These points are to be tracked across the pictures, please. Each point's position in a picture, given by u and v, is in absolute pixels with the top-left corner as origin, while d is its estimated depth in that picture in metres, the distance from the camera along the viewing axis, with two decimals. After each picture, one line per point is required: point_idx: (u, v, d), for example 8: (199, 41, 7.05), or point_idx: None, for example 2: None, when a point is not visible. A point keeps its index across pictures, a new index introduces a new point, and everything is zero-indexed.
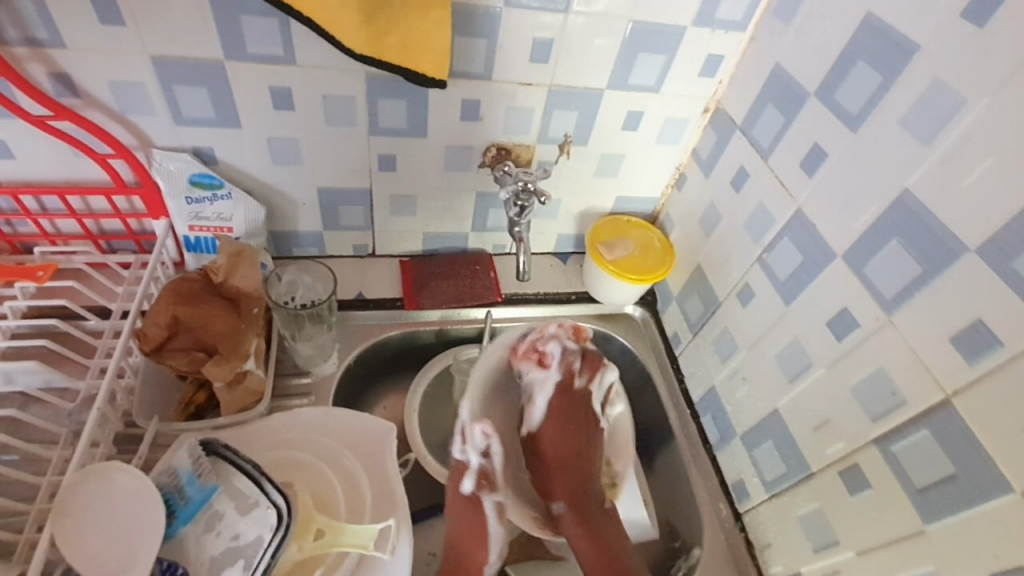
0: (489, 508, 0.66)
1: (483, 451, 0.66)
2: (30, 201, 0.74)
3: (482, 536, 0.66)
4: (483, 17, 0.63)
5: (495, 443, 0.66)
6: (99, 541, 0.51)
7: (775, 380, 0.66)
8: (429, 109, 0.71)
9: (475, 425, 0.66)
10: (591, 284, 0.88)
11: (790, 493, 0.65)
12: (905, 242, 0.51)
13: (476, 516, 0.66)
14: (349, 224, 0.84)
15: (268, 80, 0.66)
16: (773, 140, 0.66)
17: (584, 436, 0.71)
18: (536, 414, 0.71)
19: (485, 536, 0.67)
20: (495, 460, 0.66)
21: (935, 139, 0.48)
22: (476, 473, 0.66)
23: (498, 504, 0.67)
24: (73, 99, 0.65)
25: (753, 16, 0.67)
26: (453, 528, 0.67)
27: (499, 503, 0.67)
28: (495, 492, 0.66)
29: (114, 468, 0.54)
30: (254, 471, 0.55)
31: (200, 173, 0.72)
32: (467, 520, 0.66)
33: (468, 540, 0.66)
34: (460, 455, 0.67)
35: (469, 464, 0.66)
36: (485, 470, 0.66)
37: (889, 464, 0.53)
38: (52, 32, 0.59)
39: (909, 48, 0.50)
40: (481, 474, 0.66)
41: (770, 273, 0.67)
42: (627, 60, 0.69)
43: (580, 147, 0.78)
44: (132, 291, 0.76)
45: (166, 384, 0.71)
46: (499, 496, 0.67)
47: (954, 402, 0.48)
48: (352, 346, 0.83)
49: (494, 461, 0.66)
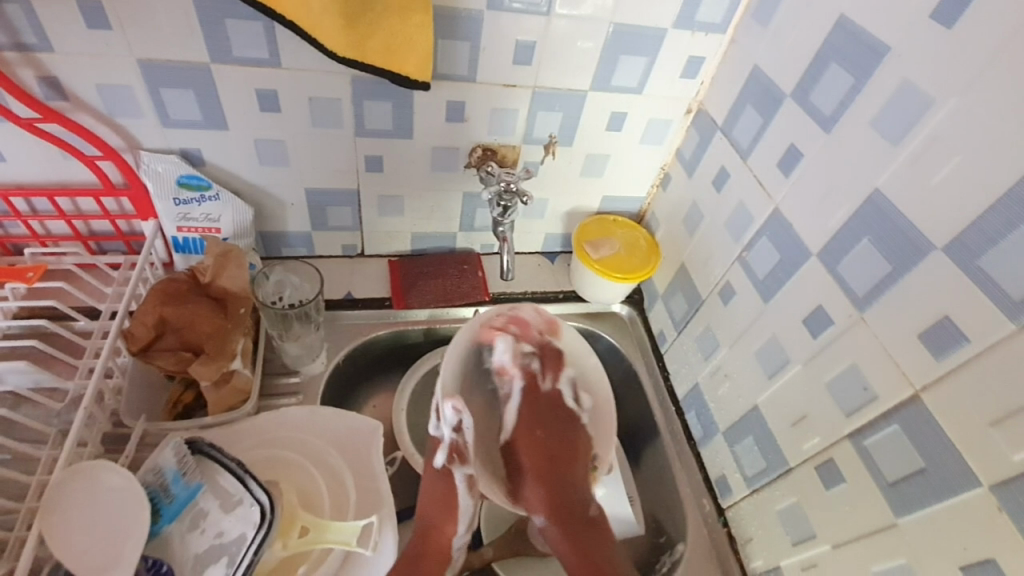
0: (461, 480, 0.64)
1: (455, 426, 0.64)
2: (19, 203, 0.74)
3: (450, 506, 0.63)
4: (467, 20, 0.64)
5: (467, 417, 0.64)
6: (84, 539, 0.51)
7: (756, 377, 0.67)
8: (414, 111, 0.72)
9: (448, 401, 0.63)
10: (578, 282, 0.89)
11: (770, 488, 0.66)
12: (876, 240, 0.52)
13: (446, 489, 0.63)
14: (337, 225, 0.85)
15: (254, 82, 0.67)
16: (752, 141, 0.67)
17: (569, 447, 0.66)
18: (508, 420, 0.68)
19: (454, 506, 0.63)
20: (467, 434, 0.64)
21: (904, 139, 0.49)
22: (448, 446, 0.63)
23: (469, 475, 0.64)
24: (60, 101, 0.65)
25: (734, 18, 0.68)
26: (424, 501, 0.64)
27: (472, 476, 0.64)
28: (465, 467, 0.64)
29: (100, 467, 0.54)
30: (238, 468, 0.56)
31: (187, 175, 0.73)
32: (437, 494, 0.63)
33: (436, 511, 0.63)
34: (436, 431, 0.65)
35: (442, 438, 0.64)
36: (452, 441, 0.63)
37: (862, 459, 0.54)
38: (37, 36, 0.59)
39: (881, 50, 0.51)
40: (452, 447, 0.64)
41: (750, 272, 0.68)
42: (610, 61, 0.70)
43: (565, 148, 0.79)
44: (121, 292, 0.77)
45: (154, 384, 0.71)
46: (470, 469, 0.64)
47: (923, 397, 0.49)
48: (340, 346, 0.84)
49: (465, 434, 0.64)
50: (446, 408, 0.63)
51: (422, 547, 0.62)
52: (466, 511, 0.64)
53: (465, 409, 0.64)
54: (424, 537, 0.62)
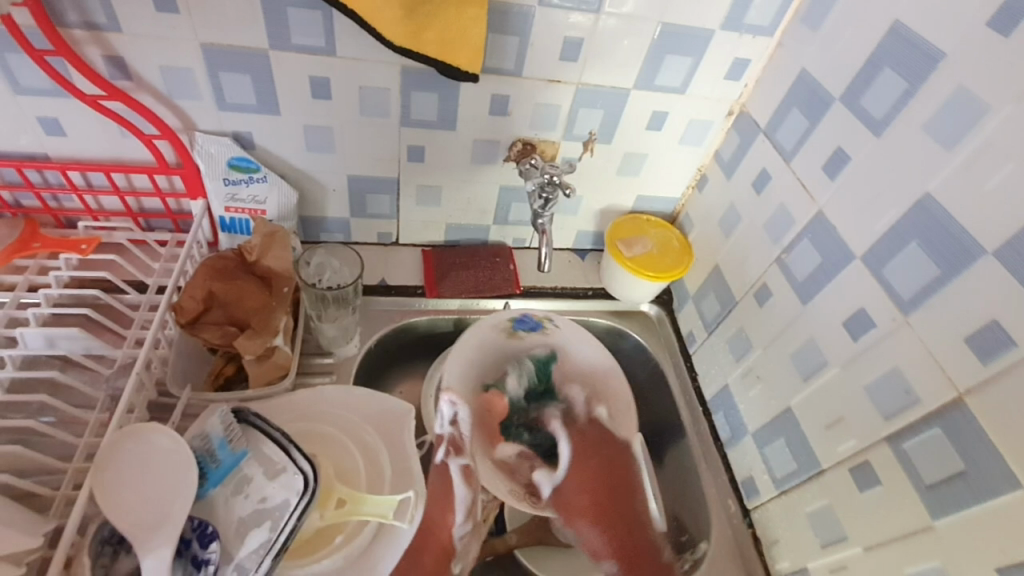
0: (455, 472, 0.64)
1: (451, 420, 0.67)
2: (77, 177, 0.77)
3: (444, 497, 0.64)
4: (518, 14, 0.66)
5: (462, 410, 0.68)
6: (136, 497, 0.53)
7: (790, 379, 0.68)
8: (460, 103, 0.74)
9: (444, 395, 0.68)
10: (609, 281, 0.89)
11: (800, 489, 0.66)
12: (924, 244, 0.52)
13: (444, 485, 0.64)
14: (375, 212, 0.87)
15: (309, 69, 0.69)
16: (797, 144, 0.67)
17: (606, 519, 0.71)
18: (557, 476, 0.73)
19: (450, 499, 0.64)
20: (462, 427, 0.67)
21: (957, 144, 0.49)
22: (446, 440, 0.66)
23: (464, 467, 0.64)
24: (125, 80, 0.68)
25: (783, 20, 0.68)
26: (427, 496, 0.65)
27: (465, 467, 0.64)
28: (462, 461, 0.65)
29: (151, 428, 0.57)
30: (283, 438, 0.59)
31: (238, 157, 0.75)
32: (436, 486, 0.65)
33: (435, 505, 0.64)
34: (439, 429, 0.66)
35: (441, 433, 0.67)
36: (447, 438, 0.66)
37: (900, 462, 0.54)
38: (108, 16, 0.62)
39: (935, 56, 0.51)
40: (450, 441, 0.66)
41: (789, 275, 0.68)
42: (655, 61, 0.71)
43: (604, 145, 0.80)
44: (168, 268, 0.80)
45: (198, 355, 0.74)
46: (466, 461, 0.65)
47: (967, 401, 0.48)
48: (374, 330, 0.86)
49: (461, 428, 0.67)
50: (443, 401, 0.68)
51: (423, 542, 0.63)
52: (462, 504, 0.63)
53: (459, 403, 0.68)
54: (426, 531, 0.64)
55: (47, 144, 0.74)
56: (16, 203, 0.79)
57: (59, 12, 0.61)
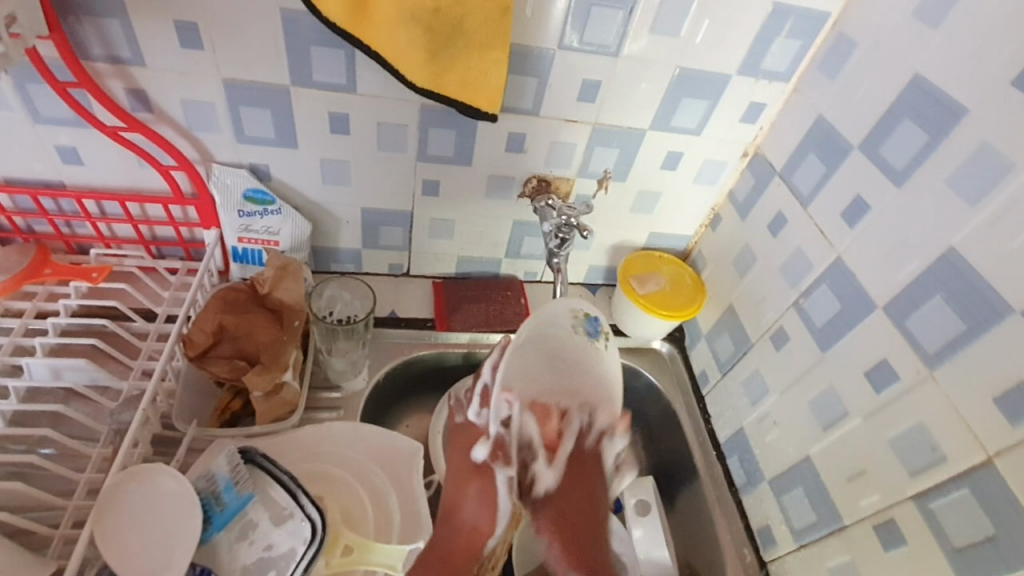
0: (501, 480, 0.59)
1: (504, 420, 0.58)
2: (91, 205, 0.77)
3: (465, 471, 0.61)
4: (538, 57, 0.66)
5: (519, 415, 0.58)
6: (136, 542, 0.51)
7: (809, 427, 0.66)
8: (477, 140, 0.74)
9: (502, 394, 0.58)
10: (621, 317, 0.88)
11: (820, 543, 0.64)
12: (949, 298, 0.52)
13: (485, 488, 0.60)
14: (387, 244, 0.86)
15: (329, 105, 0.69)
16: (814, 189, 0.67)
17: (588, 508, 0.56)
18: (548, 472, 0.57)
19: (491, 499, 0.59)
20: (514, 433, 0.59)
21: (981, 200, 0.49)
22: (493, 441, 0.59)
23: (509, 478, 0.59)
24: (146, 113, 0.69)
25: (799, 67, 0.69)
26: (458, 497, 0.60)
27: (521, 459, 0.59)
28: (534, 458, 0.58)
29: (157, 470, 0.55)
30: (291, 482, 0.57)
31: (254, 189, 0.76)
32: (477, 487, 0.60)
33: (473, 506, 0.59)
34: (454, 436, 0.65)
35: (488, 429, 0.60)
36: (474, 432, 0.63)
37: (926, 522, 0.53)
38: (132, 51, 0.63)
39: (958, 111, 0.51)
40: (497, 443, 0.59)
41: (808, 320, 0.67)
42: (672, 103, 0.72)
43: (619, 182, 0.80)
44: (178, 297, 0.80)
45: (206, 389, 0.73)
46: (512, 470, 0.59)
47: (996, 462, 0.47)
48: (382, 363, 0.84)
49: (512, 433, 0.58)
50: (498, 399, 0.58)
51: (455, 543, 0.58)
52: (504, 512, 0.59)
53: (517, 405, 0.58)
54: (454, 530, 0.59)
55: (64, 172, 0.74)
56: (28, 229, 0.79)
57: (85, 47, 0.62)
